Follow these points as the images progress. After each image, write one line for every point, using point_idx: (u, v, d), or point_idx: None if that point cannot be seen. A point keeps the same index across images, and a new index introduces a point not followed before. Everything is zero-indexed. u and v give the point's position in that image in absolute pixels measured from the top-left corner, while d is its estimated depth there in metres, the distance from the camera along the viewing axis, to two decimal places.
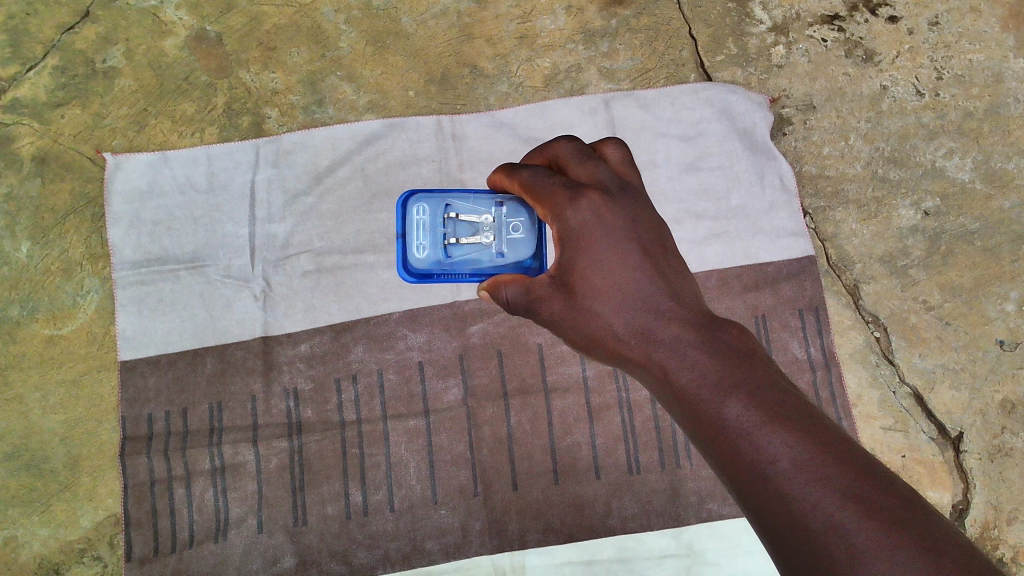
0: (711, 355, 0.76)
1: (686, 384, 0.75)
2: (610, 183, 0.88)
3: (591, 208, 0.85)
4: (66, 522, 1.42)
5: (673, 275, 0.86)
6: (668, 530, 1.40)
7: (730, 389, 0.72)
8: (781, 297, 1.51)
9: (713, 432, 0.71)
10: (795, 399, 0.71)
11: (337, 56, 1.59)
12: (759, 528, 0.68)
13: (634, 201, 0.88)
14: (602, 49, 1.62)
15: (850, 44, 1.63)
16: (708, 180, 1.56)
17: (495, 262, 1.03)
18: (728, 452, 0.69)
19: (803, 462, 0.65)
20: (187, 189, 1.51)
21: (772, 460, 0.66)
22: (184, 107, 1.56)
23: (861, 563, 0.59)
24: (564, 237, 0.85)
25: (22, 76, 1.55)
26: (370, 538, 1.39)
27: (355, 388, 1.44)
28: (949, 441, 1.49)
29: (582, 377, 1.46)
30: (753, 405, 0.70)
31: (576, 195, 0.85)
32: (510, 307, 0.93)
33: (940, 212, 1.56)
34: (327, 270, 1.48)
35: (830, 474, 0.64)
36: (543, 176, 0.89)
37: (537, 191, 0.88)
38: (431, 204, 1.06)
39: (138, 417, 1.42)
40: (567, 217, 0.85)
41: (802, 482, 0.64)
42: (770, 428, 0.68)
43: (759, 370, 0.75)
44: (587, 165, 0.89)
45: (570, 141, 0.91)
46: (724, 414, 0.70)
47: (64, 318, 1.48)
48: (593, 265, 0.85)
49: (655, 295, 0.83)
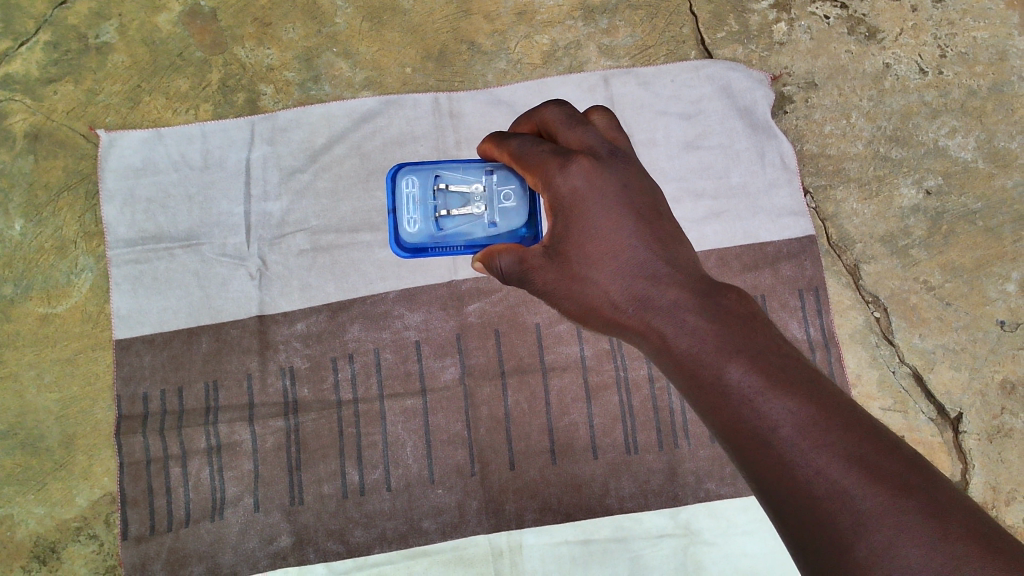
0: (710, 319, 0.75)
1: (686, 351, 0.74)
2: (599, 147, 0.86)
3: (580, 173, 0.83)
4: (62, 501, 1.41)
5: (670, 238, 0.85)
6: (665, 510, 1.40)
7: (730, 354, 0.71)
8: (781, 277, 1.50)
9: (713, 398, 0.71)
10: (796, 364, 0.71)
11: (334, 32, 1.57)
12: (760, 495, 0.68)
13: (626, 163, 0.86)
14: (601, 26, 1.60)
15: (852, 21, 1.61)
16: (707, 158, 1.54)
17: (489, 234, 1.02)
18: (729, 418, 0.69)
19: (806, 427, 0.65)
20: (182, 166, 1.50)
21: (774, 426, 0.66)
22: (178, 84, 1.54)
23: (867, 530, 0.59)
24: (556, 206, 0.85)
25: (14, 51, 1.54)
26: (366, 518, 1.38)
27: (351, 367, 1.43)
28: (948, 421, 1.48)
29: (580, 356, 1.45)
30: (754, 370, 0.69)
31: (565, 161, 0.84)
32: (504, 277, 0.92)
33: (941, 192, 1.55)
34: (323, 249, 1.47)
35: (833, 439, 0.64)
36: (532, 145, 0.88)
37: (526, 159, 0.88)
38: (420, 176, 1.05)
39: (133, 396, 1.42)
40: (557, 184, 0.84)
41: (805, 448, 0.64)
42: (771, 394, 0.67)
43: (760, 332, 0.74)
44: (576, 130, 0.87)
45: (558, 106, 0.90)
46: (725, 380, 0.70)
47: (59, 295, 1.47)
48: (588, 233, 0.84)
49: (653, 261, 0.82)
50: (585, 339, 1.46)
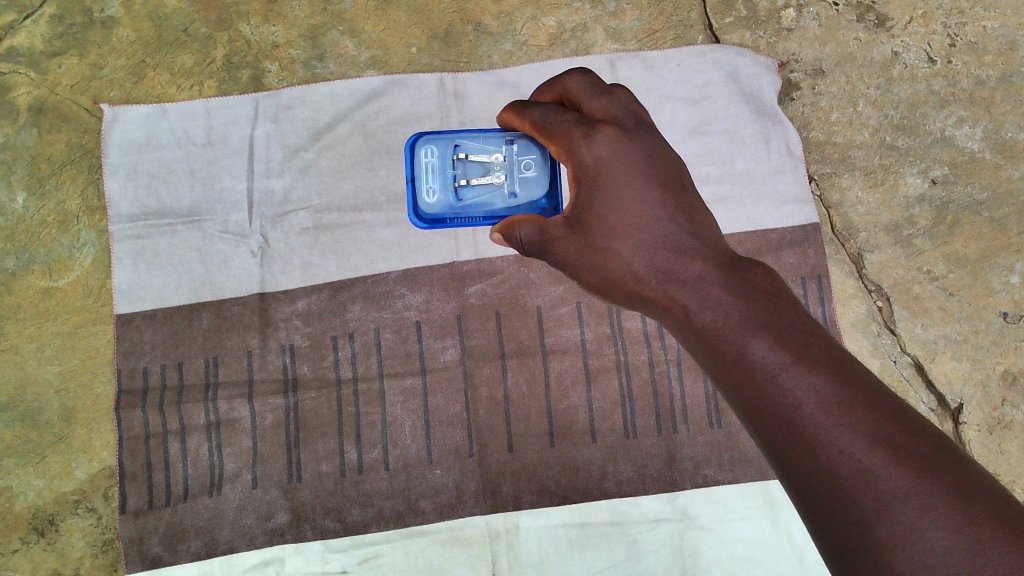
0: (735, 295, 0.76)
1: (709, 326, 0.75)
2: (624, 117, 0.88)
3: (605, 142, 0.85)
4: (60, 473, 1.42)
5: (694, 212, 0.86)
6: (662, 495, 1.40)
7: (755, 330, 0.72)
8: (784, 264, 1.49)
9: (736, 372, 0.72)
10: (821, 340, 0.72)
11: (339, 10, 1.57)
12: (778, 470, 0.69)
13: (650, 135, 0.88)
14: (608, 9, 1.60)
15: (861, 9, 1.60)
16: (712, 144, 1.53)
17: (507, 204, 1.03)
18: (751, 394, 0.70)
19: (830, 405, 0.66)
20: (186, 142, 1.49)
21: (798, 403, 0.67)
22: (183, 60, 1.53)
23: (888, 510, 0.60)
24: (581, 175, 0.86)
25: (18, 24, 1.53)
26: (364, 496, 1.39)
27: (352, 346, 1.43)
28: (948, 412, 1.48)
29: (581, 340, 1.45)
30: (778, 346, 0.70)
31: (589, 131, 0.86)
32: (524, 248, 0.93)
33: (947, 181, 1.54)
34: (325, 228, 1.47)
35: (856, 418, 0.65)
36: (556, 114, 0.89)
37: (550, 129, 0.89)
38: (439, 146, 1.05)
39: (133, 370, 1.42)
40: (582, 154, 0.86)
41: (828, 427, 0.65)
42: (796, 370, 0.68)
43: (785, 309, 0.75)
44: (601, 99, 0.89)
45: (582, 75, 0.92)
46: (749, 356, 0.71)
47: (61, 269, 1.47)
48: (611, 204, 0.85)
49: (677, 235, 0.83)
50: (586, 322, 1.46)
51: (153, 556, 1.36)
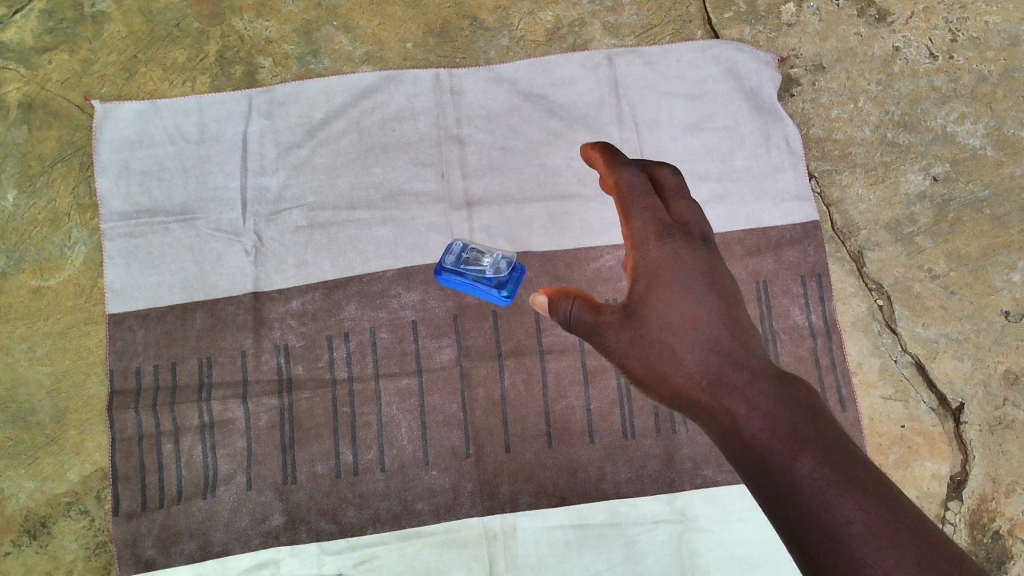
0: (781, 410, 0.84)
1: (756, 433, 0.83)
2: (697, 231, 1.00)
3: (673, 251, 0.98)
4: (52, 475, 1.40)
5: (740, 328, 0.96)
6: (661, 496, 1.38)
7: (801, 447, 0.79)
8: (783, 262, 1.47)
9: (780, 475, 0.78)
10: (858, 456, 0.79)
11: (333, 6, 1.55)
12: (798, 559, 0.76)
13: (715, 257, 0.99)
14: (606, 4, 1.58)
15: (862, 4, 1.59)
16: (712, 140, 1.51)
17: (484, 279, 1.32)
18: (794, 500, 0.76)
19: (871, 527, 0.72)
20: (178, 139, 1.48)
21: (840, 520, 0.73)
22: (175, 55, 1.52)
23: None
24: (642, 272, 0.98)
25: (8, 19, 1.52)
26: (360, 498, 1.37)
27: (347, 346, 1.42)
28: (950, 412, 1.45)
29: (578, 339, 1.44)
30: (823, 463, 0.77)
31: (662, 237, 0.98)
32: (571, 323, 1.03)
33: (948, 178, 1.52)
34: (319, 226, 1.45)
35: (895, 542, 0.70)
36: (641, 191, 1.01)
37: (630, 200, 1.01)
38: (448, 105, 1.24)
39: (126, 370, 1.40)
40: (649, 256, 0.98)
41: (866, 542, 0.71)
42: (841, 492, 0.74)
43: (829, 429, 0.81)
44: (681, 203, 1.01)
45: (674, 172, 1.03)
46: (793, 469, 0.77)
47: (52, 268, 1.45)
48: (665, 321, 0.96)
49: (725, 344, 0.94)
50: None
51: (147, 559, 1.35)
